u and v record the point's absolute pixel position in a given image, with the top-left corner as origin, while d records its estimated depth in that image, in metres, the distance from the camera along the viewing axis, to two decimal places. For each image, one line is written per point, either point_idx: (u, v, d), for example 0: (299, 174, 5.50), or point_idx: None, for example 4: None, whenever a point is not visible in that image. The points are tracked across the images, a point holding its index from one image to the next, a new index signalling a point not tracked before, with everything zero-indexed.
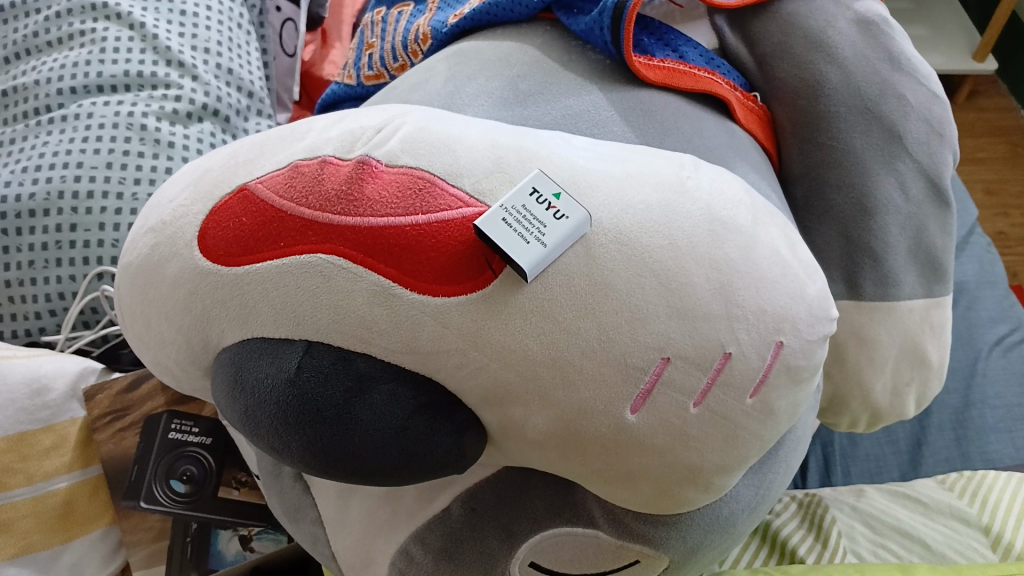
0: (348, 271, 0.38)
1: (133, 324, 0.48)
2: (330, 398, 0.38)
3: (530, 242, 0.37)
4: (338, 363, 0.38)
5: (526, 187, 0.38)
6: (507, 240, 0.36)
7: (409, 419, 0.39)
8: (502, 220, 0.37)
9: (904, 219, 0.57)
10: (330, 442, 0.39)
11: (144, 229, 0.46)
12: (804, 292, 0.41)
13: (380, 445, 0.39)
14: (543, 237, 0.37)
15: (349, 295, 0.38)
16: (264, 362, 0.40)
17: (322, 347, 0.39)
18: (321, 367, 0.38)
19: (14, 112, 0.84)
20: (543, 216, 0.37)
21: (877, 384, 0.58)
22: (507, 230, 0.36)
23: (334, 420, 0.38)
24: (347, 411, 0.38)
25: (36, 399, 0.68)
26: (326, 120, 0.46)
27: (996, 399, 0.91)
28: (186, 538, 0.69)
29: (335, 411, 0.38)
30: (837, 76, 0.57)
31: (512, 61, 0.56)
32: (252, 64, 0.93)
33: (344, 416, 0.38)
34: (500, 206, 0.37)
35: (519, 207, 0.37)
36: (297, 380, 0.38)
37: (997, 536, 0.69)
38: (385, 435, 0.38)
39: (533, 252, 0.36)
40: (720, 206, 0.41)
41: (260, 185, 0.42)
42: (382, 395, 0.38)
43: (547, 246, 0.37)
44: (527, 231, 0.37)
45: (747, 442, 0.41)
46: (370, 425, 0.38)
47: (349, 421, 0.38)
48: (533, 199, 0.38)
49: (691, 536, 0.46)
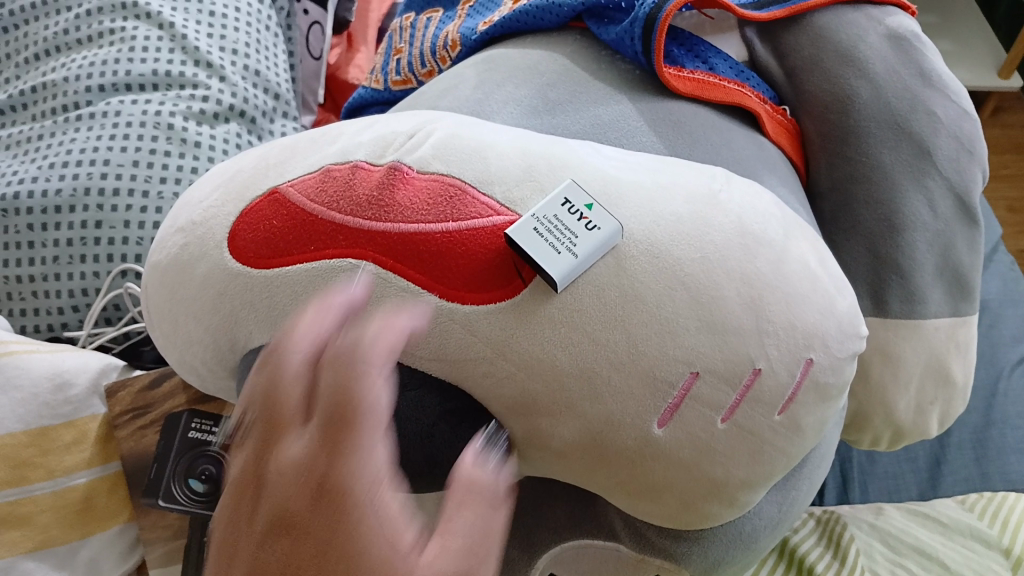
0: (375, 323, 0.36)
1: (159, 323, 0.48)
2: (332, 457, 0.35)
3: (560, 251, 0.37)
4: (343, 419, 0.35)
5: (557, 197, 0.38)
6: (535, 247, 0.37)
7: (386, 531, 0.34)
8: (532, 227, 0.37)
9: (932, 236, 0.56)
10: (309, 504, 0.35)
11: (174, 229, 0.47)
12: (833, 308, 0.41)
13: (353, 531, 0.34)
14: (574, 247, 0.37)
15: (363, 338, 0.35)
16: (264, 411, 0.37)
17: (336, 382, 0.35)
18: (328, 417, 0.35)
19: (43, 108, 0.84)
20: (575, 226, 0.37)
21: (901, 401, 0.57)
22: (536, 238, 0.37)
23: (324, 485, 0.35)
24: (342, 476, 0.35)
25: (59, 394, 0.67)
26: (358, 125, 0.46)
27: (1018, 418, 0.90)
28: (205, 538, 0.67)
29: (333, 465, 0.35)
30: (868, 91, 0.57)
31: (542, 69, 0.56)
32: (279, 66, 0.94)
33: (328, 478, 0.35)
34: (531, 215, 0.38)
35: (550, 217, 0.38)
36: (304, 438, 0.36)
37: (1017, 557, 0.69)
38: (362, 529, 0.34)
39: (562, 261, 0.37)
40: (752, 220, 0.40)
41: (292, 188, 0.42)
42: (371, 490, 0.35)
43: (577, 257, 0.37)
44: (558, 239, 0.37)
45: (773, 458, 0.40)
46: (356, 512, 0.34)
47: (337, 483, 0.35)
48: (566, 208, 0.38)
49: (714, 551, 0.45)
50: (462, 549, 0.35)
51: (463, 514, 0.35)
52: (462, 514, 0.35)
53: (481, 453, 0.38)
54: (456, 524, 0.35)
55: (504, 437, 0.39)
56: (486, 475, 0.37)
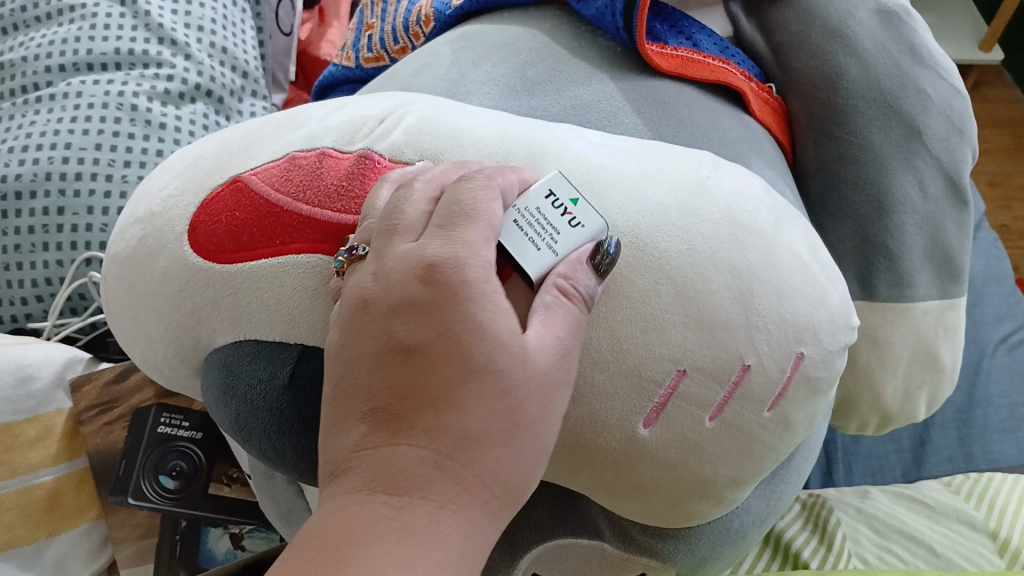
0: (469, 189, 0.34)
1: (119, 318, 0.46)
2: (472, 299, 0.32)
3: (543, 253, 0.34)
4: (456, 264, 0.32)
5: (542, 189, 0.36)
6: (516, 245, 0.34)
7: (541, 387, 0.32)
8: (513, 221, 0.35)
9: (921, 218, 0.55)
10: (432, 362, 0.32)
11: (132, 219, 0.44)
12: (824, 299, 0.39)
13: (532, 402, 0.32)
14: (556, 244, 0.35)
15: (463, 221, 0.33)
16: (386, 269, 0.33)
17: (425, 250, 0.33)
18: (482, 275, 0.32)
19: (1, 89, 0.81)
20: (558, 221, 0.35)
21: (890, 388, 0.56)
22: (517, 234, 0.34)
23: (495, 343, 0.32)
24: (492, 330, 0.32)
25: (22, 388, 0.64)
26: (326, 108, 0.44)
27: (1001, 397, 0.89)
28: (175, 536, 0.65)
29: (478, 321, 0.32)
30: (856, 68, 0.55)
31: (520, 47, 0.54)
32: (248, 43, 0.91)
33: (463, 327, 0.32)
34: (512, 206, 0.35)
35: (532, 210, 0.35)
36: (490, 287, 0.32)
37: (1004, 540, 0.68)
38: (537, 389, 0.32)
39: (544, 267, 0.34)
40: (741, 208, 0.39)
41: (254, 176, 0.40)
42: (565, 350, 0.33)
43: (558, 254, 0.34)
44: (540, 238, 0.35)
45: (763, 455, 0.39)
46: (504, 361, 0.32)
47: (462, 343, 0.32)
48: (549, 202, 0.36)
49: (701, 548, 0.44)
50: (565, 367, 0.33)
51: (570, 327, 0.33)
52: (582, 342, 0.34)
53: (592, 263, 0.35)
54: (576, 354, 0.33)
55: (615, 243, 0.36)
56: (584, 280, 0.34)
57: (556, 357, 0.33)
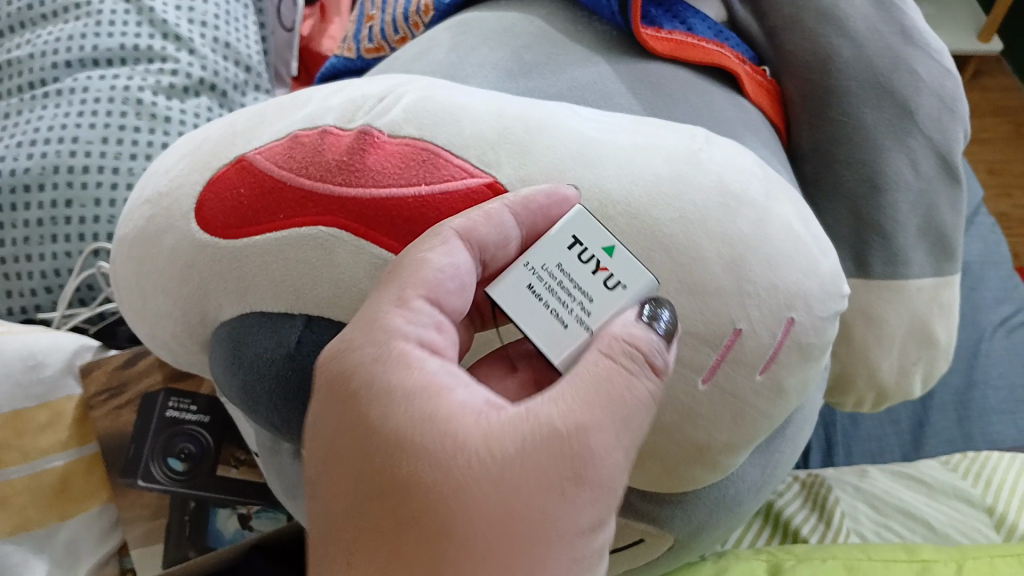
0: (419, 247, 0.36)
1: (128, 297, 0.47)
2: (398, 388, 0.34)
3: (565, 322, 0.35)
4: (375, 360, 0.34)
5: (565, 238, 0.36)
6: (529, 312, 0.35)
7: (518, 465, 0.32)
8: (527, 285, 0.35)
9: (914, 196, 0.56)
10: (372, 461, 0.33)
11: (139, 201, 0.45)
12: (816, 268, 0.40)
13: (512, 482, 0.32)
14: (589, 319, 0.35)
15: (379, 299, 0.35)
16: (318, 387, 0.36)
17: (349, 357, 0.35)
18: (402, 366, 0.34)
19: (9, 86, 0.83)
20: (585, 279, 0.35)
21: (884, 363, 0.57)
22: (531, 300, 0.35)
23: (429, 427, 0.33)
24: (404, 410, 0.33)
25: (32, 375, 0.64)
26: (326, 90, 0.45)
27: (999, 380, 0.90)
28: (184, 516, 0.66)
29: (408, 410, 0.33)
30: (848, 50, 0.55)
31: (517, 32, 0.55)
32: (251, 38, 0.92)
33: (388, 419, 0.33)
34: (523, 263, 0.36)
35: (554, 268, 0.36)
36: (421, 373, 0.34)
37: (1000, 515, 0.69)
38: (513, 465, 0.32)
39: (565, 337, 0.35)
40: (732, 179, 0.40)
41: (259, 156, 0.41)
42: (537, 421, 0.32)
43: (592, 330, 0.35)
44: (565, 302, 0.35)
45: (756, 421, 0.40)
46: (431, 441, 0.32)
47: (394, 435, 0.33)
48: (575, 253, 0.36)
49: (698, 515, 0.45)
50: (582, 425, 0.32)
51: (590, 389, 0.33)
52: (620, 409, 0.33)
53: (645, 322, 0.34)
54: (591, 418, 0.32)
55: (668, 311, 0.35)
56: (650, 342, 0.34)
57: (555, 424, 0.32)
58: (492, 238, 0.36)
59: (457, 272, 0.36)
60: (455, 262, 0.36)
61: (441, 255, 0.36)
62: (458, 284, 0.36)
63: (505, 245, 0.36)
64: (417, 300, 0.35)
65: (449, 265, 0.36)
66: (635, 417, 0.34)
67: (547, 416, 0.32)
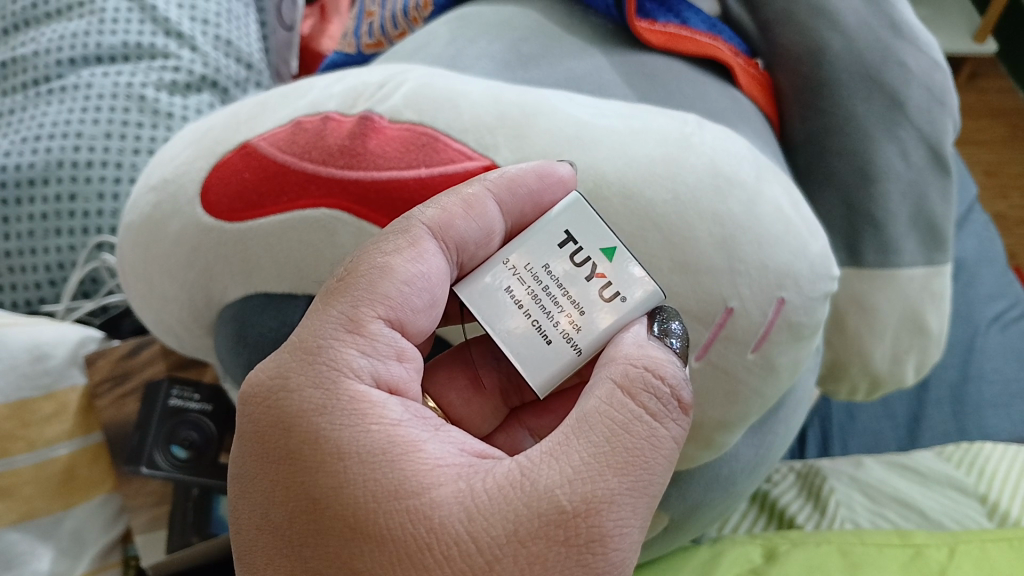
0: (380, 253, 0.36)
1: (133, 283, 0.50)
2: (360, 443, 0.32)
3: (540, 330, 0.35)
4: (332, 412, 0.33)
5: (559, 231, 0.36)
6: (501, 316, 0.36)
7: (509, 534, 0.30)
8: (504, 285, 0.36)
9: (905, 186, 0.55)
10: (339, 527, 0.32)
11: (145, 188, 0.47)
12: (806, 249, 0.41)
13: (476, 514, 0.31)
14: (575, 341, 0.35)
15: (327, 328, 0.35)
16: (267, 450, 0.34)
17: (298, 402, 0.34)
18: (364, 418, 0.33)
19: (14, 83, 0.84)
20: (573, 282, 0.36)
21: (877, 350, 0.57)
22: (506, 302, 0.36)
23: (402, 486, 0.31)
24: (356, 443, 0.32)
25: (38, 365, 0.65)
26: (327, 80, 0.48)
27: (994, 373, 0.88)
28: (188, 503, 0.67)
29: (374, 469, 0.32)
30: (839, 42, 0.56)
31: (514, 25, 0.56)
32: (251, 36, 0.93)
33: (354, 480, 0.32)
34: (503, 261, 0.36)
35: (540, 268, 0.36)
36: (384, 425, 0.33)
37: (994, 504, 0.70)
38: (504, 534, 0.30)
39: (539, 348, 0.35)
40: (723, 162, 0.41)
41: (262, 141, 0.43)
42: (522, 478, 0.31)
43: (579, 352, 0.35)
44: (548, 306, 0.36)
45: (749, 399, 0.42)
46: (388, 475, 0.32)
47: (363, 496, 0.32)
48: (569, 252, 0.36)
49: (692, 494, 0.46)
50: (593, 497, 0.30)
51: (604, 444, 0.31)
52: (636, 469, 0.31)
53: (658, 339, 0.35)
54: (605, 484, 0.31)
55: (678, 323, 0.36)
56: (671, 370, 0.34)
57: (557, 495, 0.30)
58: (471, 233, 0.37)
59: (427, 280, 0.36)
60: (426, 271, 0.36)
61: (409, 261, 0.36)
62: (427, 299, 0.36)
63: (487, 241, 0.38)
64: (369, 329, 0.35)
65: (418, 276, 0.36)
66: (653, 478, 0.32)
67: (542, 480, 0.31)
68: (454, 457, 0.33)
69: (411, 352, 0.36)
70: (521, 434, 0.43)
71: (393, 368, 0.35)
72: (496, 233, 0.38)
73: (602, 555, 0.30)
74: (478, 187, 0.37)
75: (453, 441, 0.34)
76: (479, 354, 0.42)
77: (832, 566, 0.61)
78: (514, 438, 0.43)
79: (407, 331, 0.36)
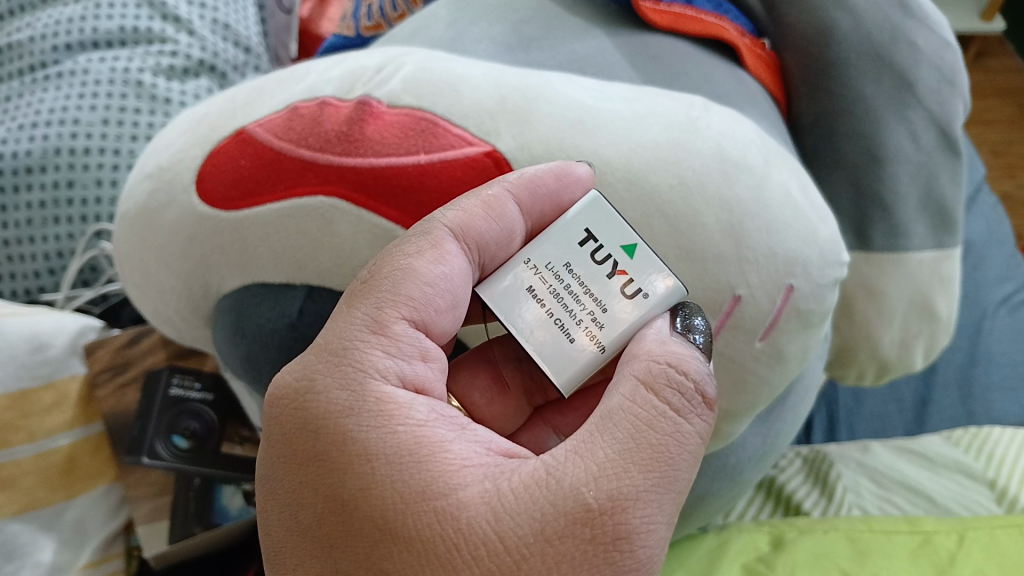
0: (402, 254, 0.35)
1: (132, 274, 0.49)
2: (388, 444, 0.32)
3: (563, 328, 0.34)
4: (358, 413, 0.33)
5: (579, 230, 0.36)
6: (523, 315, 0.35)
7: (536, 532, 0.29)
8: (526, 285, 0.35)
9: (914, 168, 0.54)
10: (366, 527, 0.31)
11: (141, 176, 0.47)
12: (815, 236, 0.40)
13: (505, 513, 0.30)
14: (600, 340, 0.34)
15: (352, 330, 0.34)
16: (294, 451, 0.34)
17: (324, 404, 0.33)
18: (391, 419, 0.32)
19: (11, 69, 0.83)
20: (596, 281, 0.35)
21: (886, 336, 0.55)
22: (528, 301, 0.35)
23: (429, 487, 0.31)
24: (383, 445, 0.32)
25: (37, 355, 0.64)
26: (325, 64, 0.47)
27: (1002, 357, 0.87)
28: (189, 493, 0.66)
29: (401, 469, 0.31)
30: (848, 22, 0.54)
31: (515, 6, 0.55)
32: (249, 19, 0.92)
33: (381, 481, 0.31)
34: (523, 261, 0.36)
35: (562, 268, 0.35)
36: (411, 425, 0.32)
37: (1002, 490, 0.70)
38: (532, 533, 0.29)
39: (561, 346, 0.34)
40: (730, 145, 0.40)
41: (259, 128, 0.42)
42: (548, 477, 0.31)
43: (603, 351, 0.34)
44: (570, 305, 0.35)
45: (756, 387, 0.41)
46: (417, 475, 0.31)
47: (391, 496, 0.31)
48: (589, 250, 0.35)
49: (699, 484, 0.45)
50: (619, 494, 0.30)
51: (629, 441, 0.31)
52: (661, 465, 0.31)
53: (681, 335, 0.34)
54: (630, 480, 0.30)
55: (701, 319, 0.35)
56: (695, 365, 0.33)
57: (582, 493, 0.30)
58: (491, 232, 0.36)
59: (450, 282, 0.35)
60: (448, 272, 0.35)
61: (431, 262, 0.35)
62: (449, 300, 0.35)
63: (507, 241, 0.37)
64: (392, 332, 0.34)
65: (440, 277, 0.35)
66: (678, 474, 0.31)
67: (568, 478, 0.30)
68: (480, 457, 0.32)
69: (434, 352, 0.36)
70: (545, 433, 0.42)
71: (418, 368, 0.35)
72: (516, 234, 0.37)
73: (628, 552, 0.30)
74: (498, 189, 0.36)
75: (479, 440, 0.33)
76: (501, 353, 0.41)
77: (838, 554, 0.61)
78: (539, 437, 0.42)
79: (431, 331, 0.35)
